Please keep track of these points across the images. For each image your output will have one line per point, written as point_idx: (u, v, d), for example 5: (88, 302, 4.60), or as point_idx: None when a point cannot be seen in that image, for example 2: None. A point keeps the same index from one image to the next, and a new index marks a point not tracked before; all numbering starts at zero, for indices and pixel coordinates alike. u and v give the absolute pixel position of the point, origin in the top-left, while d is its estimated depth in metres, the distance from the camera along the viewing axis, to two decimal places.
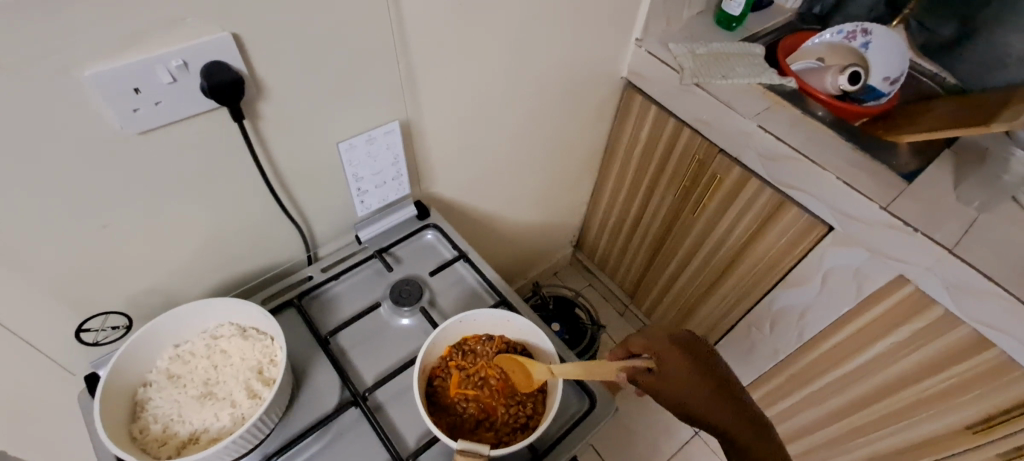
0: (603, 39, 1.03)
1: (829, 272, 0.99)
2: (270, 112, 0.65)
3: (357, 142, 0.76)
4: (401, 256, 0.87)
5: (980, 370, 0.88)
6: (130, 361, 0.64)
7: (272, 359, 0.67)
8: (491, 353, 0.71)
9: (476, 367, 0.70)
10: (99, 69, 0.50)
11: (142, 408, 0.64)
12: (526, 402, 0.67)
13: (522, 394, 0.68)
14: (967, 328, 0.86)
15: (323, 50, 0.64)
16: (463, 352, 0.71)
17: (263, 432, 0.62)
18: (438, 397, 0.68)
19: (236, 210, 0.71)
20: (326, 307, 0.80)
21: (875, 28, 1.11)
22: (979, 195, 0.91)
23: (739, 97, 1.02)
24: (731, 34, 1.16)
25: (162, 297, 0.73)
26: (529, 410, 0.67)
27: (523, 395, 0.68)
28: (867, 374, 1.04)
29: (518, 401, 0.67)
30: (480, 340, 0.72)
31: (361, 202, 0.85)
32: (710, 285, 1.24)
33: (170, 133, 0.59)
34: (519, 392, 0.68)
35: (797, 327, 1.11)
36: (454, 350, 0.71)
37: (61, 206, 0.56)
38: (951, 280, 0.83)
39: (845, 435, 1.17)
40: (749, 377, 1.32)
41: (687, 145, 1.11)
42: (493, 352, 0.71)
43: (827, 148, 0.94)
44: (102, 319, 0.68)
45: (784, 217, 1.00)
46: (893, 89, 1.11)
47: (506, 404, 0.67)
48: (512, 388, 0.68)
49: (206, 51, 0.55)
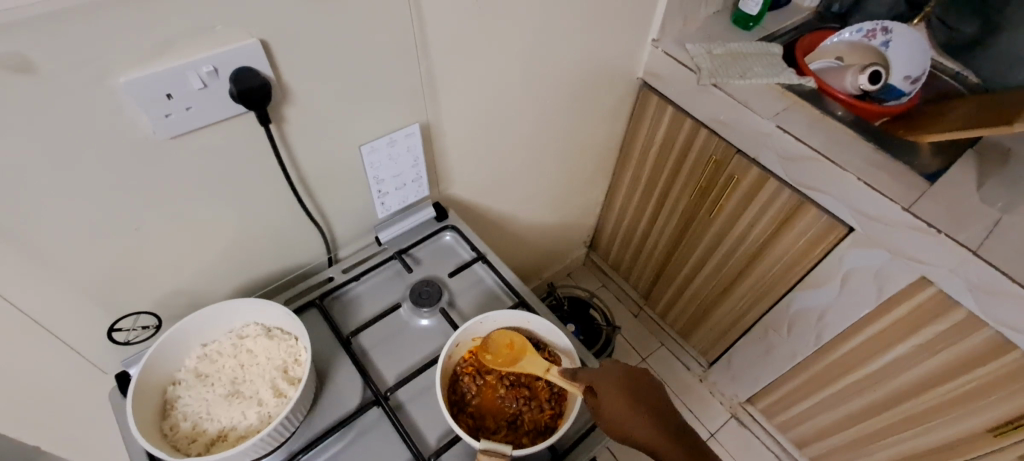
0: (620, 38, 1.02)
1: (849, 274, 0.98)
2: (295, 115, 0.66)
3: (378, 145, 0.78)
4: (419, 258, 0.88)
5: (1005, 372, 0.86)
6: (160, 361, 0.66)
7: (297, 359, 0.69)
8: (528, 419, 0.67)
9: (537, 408, 0.68)
10: (135, 76, 0.51)
11: (172, 406, 0.66)
12: (495, 343, 0.71)
13: (488, 407, 0.69)
14: (991, 331, 0.84)
15: (347, 56, 0.65)
16: (553, 402, 0.68)
17: (289, 429, 0.64)
18: (543, 339, 0.74)
19: (260, 213, 0.72)
20: (348, 307, 0.81)
21: (895, 26, 1.09)
22: (1003, 195, 0.90)
23: (758, 97, 1.01)
24: (749, 33, 1.15)
25: (189, 297, 0.74)
26: (496, 335, 0.72)
27: (495, 351, 0.71)
28: (888, 377, 1.03)
29: (489, 411, 0.69)
30: (547, 419, 0.67)
31: (381, 204, 0.86)
32: (727, 286, 1.23)
33: (199, 137, 0.60)
34: (514, 395, 0.69)
35: (815, 329, 1.10)
36: (556, 398, 0.69)
37: (96, 209, 0.58)
38: (975, 282, 0.82)
39: (863, 438, 1.16)
40: (766, 379, 1.30)
41: (705, 145, 1.10)
42: (529, 423, 0.67)
43: (847, 149, 0.93)
44: (132, 318, 0.70)
45: (803, 219, 0.99)
46: (914, 88, 1.09)
47: (508, 393, 0.70)
48: (505, 404, 0.69)
49: (235, 57, 0.56)
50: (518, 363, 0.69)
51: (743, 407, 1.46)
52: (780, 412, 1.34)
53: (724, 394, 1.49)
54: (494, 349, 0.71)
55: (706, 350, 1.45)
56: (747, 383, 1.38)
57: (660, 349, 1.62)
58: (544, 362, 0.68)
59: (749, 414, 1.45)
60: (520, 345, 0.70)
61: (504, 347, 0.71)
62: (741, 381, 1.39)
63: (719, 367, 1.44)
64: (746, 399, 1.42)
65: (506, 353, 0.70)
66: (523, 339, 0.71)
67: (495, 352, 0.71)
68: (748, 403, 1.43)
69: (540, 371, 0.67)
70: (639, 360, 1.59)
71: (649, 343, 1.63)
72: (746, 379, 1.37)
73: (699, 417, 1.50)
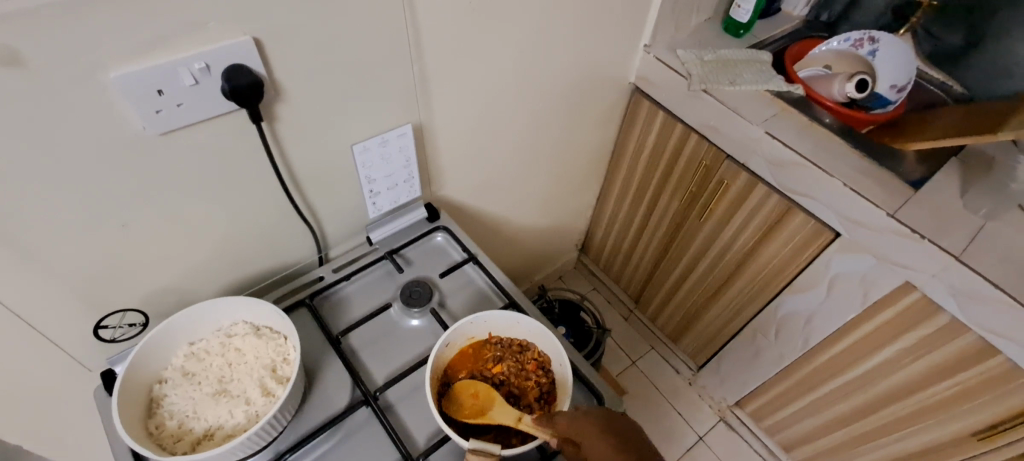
0: (613, 43, 1.03)
1: (835, 279, 0.99)
2: (287, 114, 0.66)
3: (371, 145, 0.78)
4: (411, 258, 0.88)
5: (987, 376, 0.88)
6: (147, 359, 0.65)
7: (285, 358, 0.69)
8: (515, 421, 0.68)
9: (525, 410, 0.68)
10: (125, 71, 0.51)
11: (158, 404, 0.65)
12: (459, 396, 0.68)
13: None
14: (974, 335, 0.86)
15: (340, 55, 0.65)
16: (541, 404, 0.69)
17: (276, 429, 0.63)
18: (531, 341, 0.74)
19: (250, 211, 0.72)
20: (338, 306, 0.81)
21: (882, 36, 1.11)
22: (986, 202, 0.92)
23: (747, 103, 1.02)
24: (738, 40, 1.16)
25: (178, 295, 0.74)
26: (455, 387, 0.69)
27: (459, 402, 0.67)
28: (874, 381, 1.04)
29: None
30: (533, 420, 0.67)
31: (372, 204, 0.86)
32: (716, 290, 1.24)
33: (190, 134, 0.60)
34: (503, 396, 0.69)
35: (802, 333, 1.11)
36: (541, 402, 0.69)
37: (84, 205, 0.57)
38: (958, 287, 0.83)
39: (850, 441, 1.17)
40: (753, 382, 1.32)
41: (695, 151, 1.11)
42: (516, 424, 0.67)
43: (834, 155, 0.95)
44: (119, 316, 0.69)
45: (791, 223, 1.00)
46: (900, 96, 1.11)
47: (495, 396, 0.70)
48: None
49: (227, 54, 0.56)
50: (487, 414, 0.65)
51: (731, 410, 1.47)
52: (768, 416, 1.35)
53: (713, 398, 1.50)
54: (458, 400, 0.67)
55: (694, 354, 1.46)
56: (736, 386, 1.39)
57: (649, 352, 1.62)
58: (513, 411, 0.64)
59: (737, 417, 1.46)
60: (484, 395, 0.67)
61: (468, 397, 0.67)
62: (730, 384, 1.40)
63: (708, 371, 1.45)
64: (734, 403, 1.43)
65: (470, 402, 0.67)
66: (486, 386, 0.68)
67: (459, 403, 0.67)
68: (737, 407, 1.44)
69: (510, 421, 0.64)
70: (629, 364, 1.60)
71: (638, 346, 1.63)
72: (735, 383, 1.38)
73: (688, 420, 1.50)
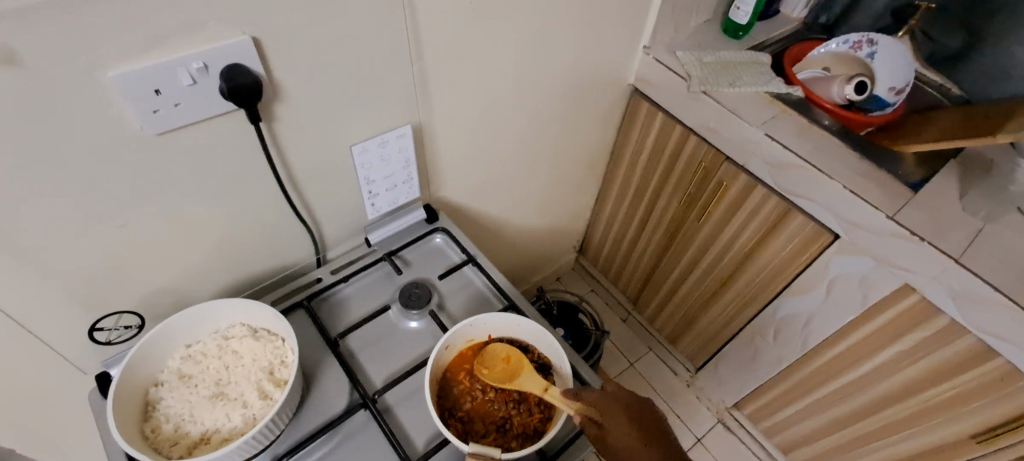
0: (612, 44, 1.03)
1: (834, 281, 0.99)
2: (286, 114, 0.65)
3: (370, 145, 0.77)
4: (410, 260, 0.88)
5: (986, 379, 0.88)
6: (142, 361, 0.65)
7: (283, 360, 0.68)
8: (515, 424, 0.67)
9: (526, 413, 0.68)
10: (122, 70, 0.51)
11: (155, 408, 0.64)
12: (492, 359, 0.71)
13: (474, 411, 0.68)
14: (973, 338, 0.86)
15: (339, 56, 0.65)
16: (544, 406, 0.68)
17: (274, 432, 0.63)
18: (531, 344, 0.74)
19: (247, 212, 0.71)
20: (336, 308, 0.81)
21: (880, 38, 1.11)
22: (984, 205, 0.92)
23: (746, 105, 1.02)
24: (738, 42, 1.16)
25: (174, 297, 0.73)
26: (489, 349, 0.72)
27: (491, 366, 0.70)
28: (873, 383, 1.04)
29: (476, 415, 0.68)
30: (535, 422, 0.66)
31: (371, 205, 0.85)
32: (715, 292, 1.24)
33: (188, 134, 0.59)
34: (503, 399, 0.69)
35: (801, 336, 1.11)
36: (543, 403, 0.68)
37: (79, 206, 0.57)
38: (957, 289, 0.83)
39: (848, 443, 1.17)
40: (752, 384, 1.32)
41: (694, 153, 1.11)
42: (517, 427, 0.67)
43: (833, 157, 0.95)
44: (115, 318, 0.68)
45: (790, 225, 1.00)
46: (898, 99, 1.11)
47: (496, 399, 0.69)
48: (496, 406, 0.69)
49: (226, 54, 0.55)
50: (515, 379, 0.67)
51: (729, 412, 1.47)
52: (766, 417, 1.35)
53: (711, 400, 1.50)
54: (490, 363, 0.70)
55: (693, 356, 1.46)
56: (734, 388, 1.38)
57: (647, 354, 1.62)
58: (540, 380, 0.65)
59: (735, 419, 1.46)
60: (515, 360, 0.69)
61: (501, 361, 0.70)
62: (728, 386, 1.40)
63: (707, 373, 1.45)
64: (733, 405, 1.43)
65: (501, 367, 0.69)
66: (519, 353, 0.70)
67: (490, 366, 0.70)
68: (735, 408, 1.44)
69: (535, 390, 0.65)
70: (627, 366, 1.60)
71: (637, 348, 1.63)
72: (733, 385, 1.38)
73: (686, 422, 1.50)
